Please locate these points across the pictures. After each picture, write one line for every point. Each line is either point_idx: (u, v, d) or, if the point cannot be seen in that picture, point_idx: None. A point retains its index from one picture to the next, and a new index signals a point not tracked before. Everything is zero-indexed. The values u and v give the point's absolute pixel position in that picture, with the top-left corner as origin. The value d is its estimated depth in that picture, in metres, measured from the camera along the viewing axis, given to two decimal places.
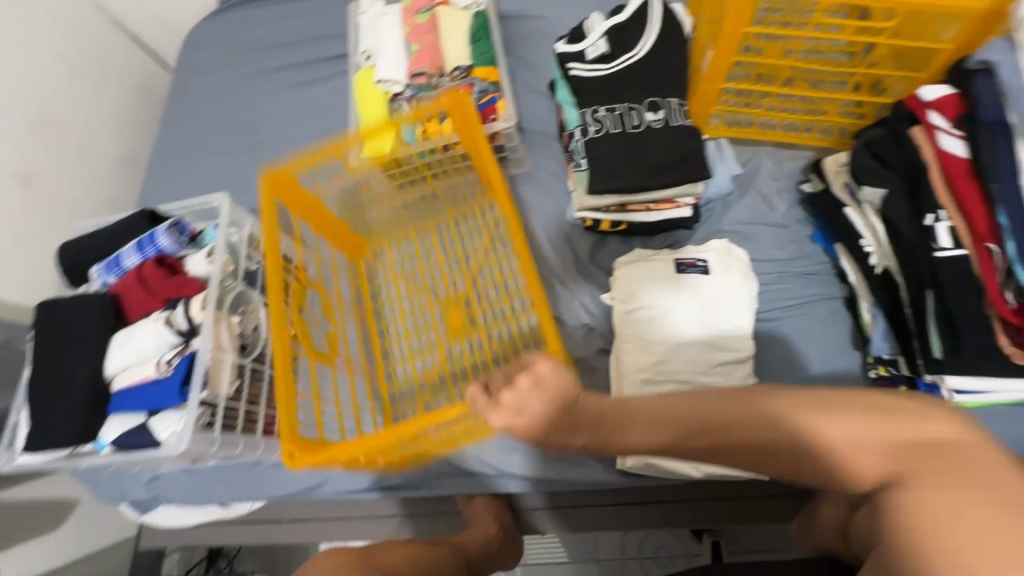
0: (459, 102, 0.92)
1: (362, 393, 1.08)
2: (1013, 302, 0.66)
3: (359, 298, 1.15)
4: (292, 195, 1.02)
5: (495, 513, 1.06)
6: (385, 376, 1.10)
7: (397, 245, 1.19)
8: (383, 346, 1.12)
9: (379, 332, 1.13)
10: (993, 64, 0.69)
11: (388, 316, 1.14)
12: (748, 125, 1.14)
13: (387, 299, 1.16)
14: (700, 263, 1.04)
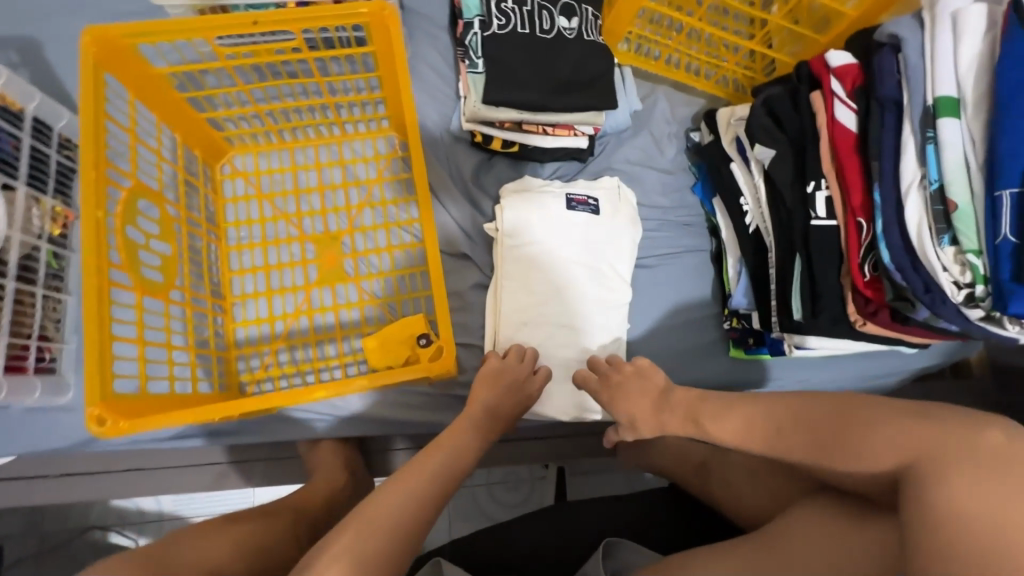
0: (384, 16, 0.73)
1: (195, 330, 0.88)
2: (867, 274, 0.72)
3: (201, 212, 0.92)
4: (125, 64, 0.73)
5: (343, 462, 0.92)
6: (229, 315, 0.91)
7: (262, 153, 0.97)
8: (229, 277, 0.93)
9: (226, 260, 0.93)
10: (901, 37, 0.69)
11: (239, 242, 0.94)
12: (654, 59, 1.07)
13: (237, 220, 0.95)
14: (592, 203, 0.97)
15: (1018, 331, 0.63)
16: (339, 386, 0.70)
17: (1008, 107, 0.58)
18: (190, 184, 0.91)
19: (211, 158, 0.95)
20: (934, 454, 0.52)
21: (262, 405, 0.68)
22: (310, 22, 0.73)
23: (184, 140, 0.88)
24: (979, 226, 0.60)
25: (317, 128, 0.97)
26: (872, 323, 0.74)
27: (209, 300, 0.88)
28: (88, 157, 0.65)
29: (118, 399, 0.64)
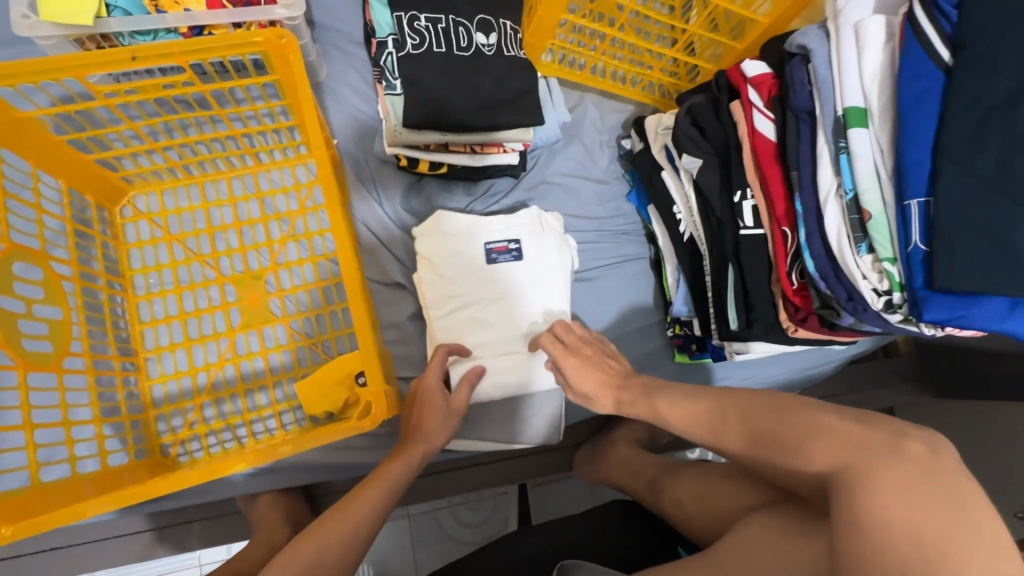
0: (281, 45, 0.68)
1: (105, 394, 0.81)
2: (795, 281, 0.73)
3: (105, 262, 0.85)
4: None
5: (284, 515, 0.87)
6: (143, 372, 0.84)
7: (168, 192, 0.90)
8: (141, 331, 0.85)
9: (135, 312, 0.85)
10: (810, 49, 0.70)
11: (148, 291, 0.86)
12: (579, 68, 1.05)
13: (144, 266, 0.87)
14: (513, 248, 0.94)
15: (936, 332, 0.65)
16: (258, 454, 0.68)
17: (910, 119, 0.59)
18: (86, 234, 0.84)
19: (108, 201, 0.86)
20: (858, 456, 0.47)
21: (171, 485, 0.65)
22: (197, 54, 0.66)
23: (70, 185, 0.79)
24: (892, 233, 0.62)
25: (227, 160, 0.90)
26: (803, 329, 0.76)
27: (116, 359, 0.81)
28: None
29: (2, 500, 0.59)
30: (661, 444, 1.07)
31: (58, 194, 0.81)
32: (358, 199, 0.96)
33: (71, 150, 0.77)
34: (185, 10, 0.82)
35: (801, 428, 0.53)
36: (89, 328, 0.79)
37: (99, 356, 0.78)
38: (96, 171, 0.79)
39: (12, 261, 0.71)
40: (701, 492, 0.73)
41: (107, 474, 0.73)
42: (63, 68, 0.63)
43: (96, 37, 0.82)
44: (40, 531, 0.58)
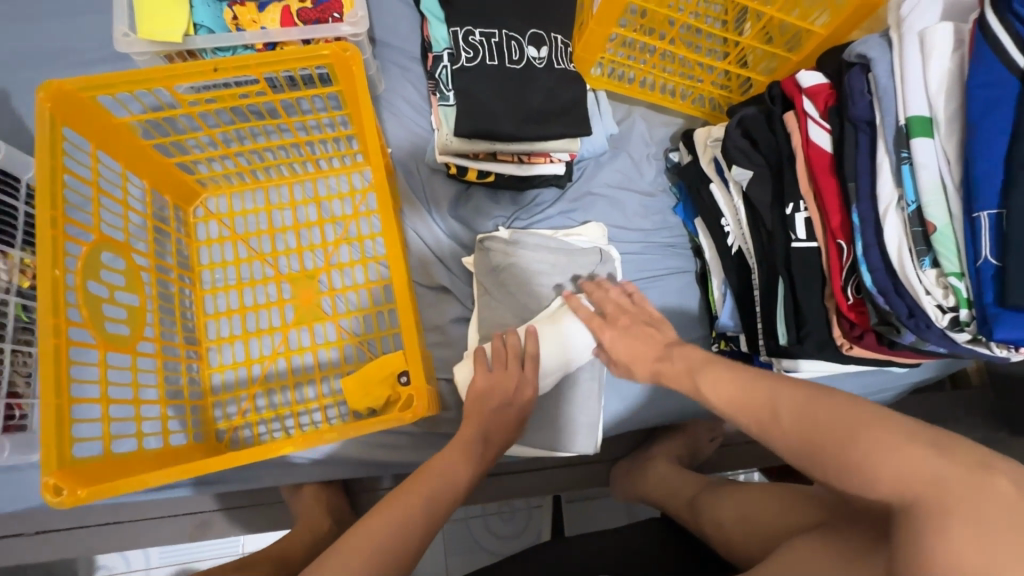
0: (346, 58, 0.72)
1: (171, 378, 0.86)
2: (851, 297, 0.70)
3: (180, 256, 0.92)
4: (86, 117, 0.72)
5: (327, 508, 0.91)
6: (205, 361, 0.89)
7: (237, 195, 0.96)
8: (205, 322, 0.91)
9: (201, 304, 0.91)
10: (870, 58, 0.68)
11: (214, 285, 0.92)
12: (628, 81, 1.06)
13: (211, 262, 0.94)
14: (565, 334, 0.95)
15: (1006, 353, 0.61)
16: (305, 437, 0.70)
17: (982, 128, 0.56)
18: (166, 230, 0.91)
19: (183, 202, 0.94)
20: (928, 488, 0.45)
21: (225, 464, 0.68)
22: (272, 66, 0.72)
23: (153, 186, 0.86)
24: (959, 246, 0.59)
25: (292, 166, 0.96)
26: (858, 347, 0.72)
27: (182, 347, 0.87)
28: (44, 214, 0.65)
29: (77, 465, 0.64)
30: (702, 462, 1.04)
31: (142, 193, 0.89)
32: (408, 205, 1.00)
33: (156, 154, 0.85)
34: (261, 28, 0.89)
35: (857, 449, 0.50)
36: (160, 317, 0.86)
37: (167, 343, 0.84)
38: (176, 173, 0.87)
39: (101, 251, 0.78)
40: (741, 512, 0.70)
41: (169, 450, 0.78)
42: (155, 78, 0.69)
43: (183, 53, 0.90)
44: (109, 496, 0.62)
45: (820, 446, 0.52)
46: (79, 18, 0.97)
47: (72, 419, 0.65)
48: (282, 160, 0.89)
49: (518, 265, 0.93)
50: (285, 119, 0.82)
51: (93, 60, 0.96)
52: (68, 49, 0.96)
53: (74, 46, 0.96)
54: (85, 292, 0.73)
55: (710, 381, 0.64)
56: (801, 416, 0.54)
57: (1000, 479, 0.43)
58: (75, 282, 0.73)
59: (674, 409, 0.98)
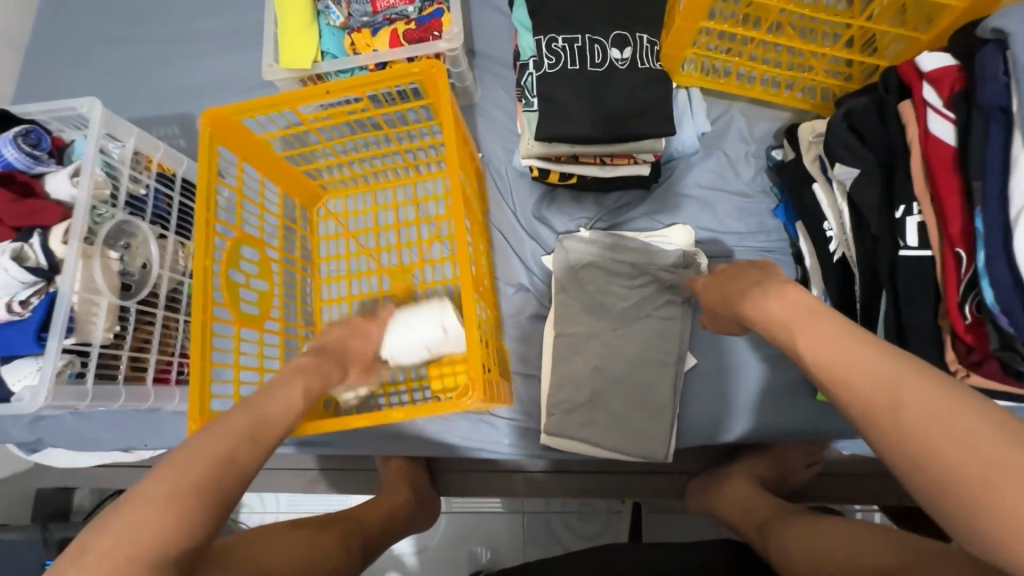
0: (432, 73, 0.81)
1: (293, 355, 1.02)
2: (969, 316, 0.61)
3: (303, 251, 1.08)
4: (232, 136, 0.88)
5: (409, 479, 1.01)
6: (318, 342, 1.04)
7: (348, 200, 1.10)
8: (320, 308, 1.06)
9: (317, 292, 1.06)
10: (1009, 34, 0.58)
11: (329, 276, 1.07)
12: (725, 75, 1.00)
13: (328, 256, 1.08)
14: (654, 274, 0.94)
15: None
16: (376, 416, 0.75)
17: None
18: (292, 230, 1.07)
19: (309, 203, 1.10)
20: None
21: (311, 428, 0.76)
22: (371, 87, 0.83)
23: (285, 190, 1.03)
24: None
25: (394, 171, 1.08)
26: (977, 375, 0.63)
27: (299, 327, 1.02)
28: (200, 218, 0.82)
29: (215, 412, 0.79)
30: (794, 489, 0.95)
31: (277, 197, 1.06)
32: (495, 205, 1.07)
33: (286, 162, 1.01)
34: (373, 51, 1.01)
35: None
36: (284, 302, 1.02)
37: (288, 324, 1.00)
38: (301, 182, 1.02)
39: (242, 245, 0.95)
40: (812, 544, 0.64)
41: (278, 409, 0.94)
42: (281, 104, 0.83)
43: (313, 77, 1.06)
44: None
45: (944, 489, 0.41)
46: (243, 53, 1.19)
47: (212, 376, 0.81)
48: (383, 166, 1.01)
49: (596, 264, 0.95)
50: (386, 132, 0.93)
51: (252, 86, 1.17)
52: (233, 79, 1.18)
53: (238, 77, 1.18)
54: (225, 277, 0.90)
55: (811, 338, 0.55)
56: (929, 427, 0.43)
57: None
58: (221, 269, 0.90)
59: (760, 427, 0.91)
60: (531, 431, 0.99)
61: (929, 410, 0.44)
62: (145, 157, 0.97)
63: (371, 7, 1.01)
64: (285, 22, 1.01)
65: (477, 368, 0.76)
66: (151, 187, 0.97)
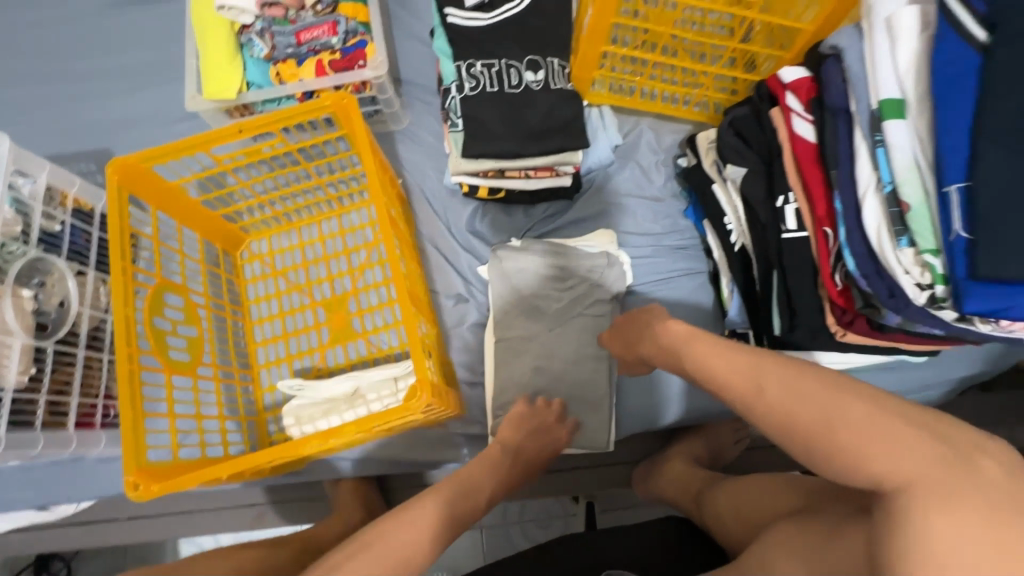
0: (344, 104, 0.84)
1: (230, 399, 0.99)
2: (839, 283, 0.70)
3: (232, 295, 1.06)
4: (144, 183, 0.85)
5: (362, 499, 1.00)
6: (256, 383, 1.01)
7: (274, 237, 1.10)
8: (255, 349, 1.04)
9: (250, 333, 1.04)
10: (841, 48, 0.69)
11: (261, 316, 1.05)
12: (630, 94, 1.10)
13: (257, 296, 1.07)
14: (586, 277, 1.00)
15: (992, 329, 0.59)
16: (328, 436, 0.75)
17: (944, 104, 0.57)
18: (219, 276, 1.05)
19: (231, 246, 1.08)
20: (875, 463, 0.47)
21: (272, 455, 0.74)
22: (285, 121, 0.85)
23: (205, 235, 1.01)
24: (934, 223, 0.58)
25: (318, 207, 1.09)
26: (851, 332, 0.72)
27: (237, 371, 0.99)
28: (117, 266, 0.76)
29: (153, 467, 0.70)
30: (728, 464, 1.03)
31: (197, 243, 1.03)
32: (429, 225, 1.11)
33: (201, 206, 0.98)
34: (299, 80, 1.04)
35: (811, 426, 0.53)
36: (217, 347, 0.99)
37: (223, 368, 0.97)
38: (221, 225, 1.01)
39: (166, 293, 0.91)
40: (740, 501, 0.70)
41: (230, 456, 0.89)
42: (194, 146, 0.83)
43: (239, 107, 1.07)
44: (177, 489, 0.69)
45: (823, 432, 0.51)
46: (163, 87, 1.18)
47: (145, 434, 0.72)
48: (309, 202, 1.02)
49: (530, 271, 1.00)
50: (305, 166, 0.95)
51: (175, 119, 1.16)
52: (153, 112, 1.17)
53: (160, 110, 1.17)
54: (151, 326, 0.79)
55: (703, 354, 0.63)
56: (785, 399, 0.54)
57: (988, 462, 0.47)
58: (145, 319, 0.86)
59: (690, 409, 0.99)
60: (480, 437, 1.02)
61: (787, 387, 0.55)
62: (60, 191, 0.94)
63: (295, 39, 1.05)
64: (206, 55, 1.03)
65: (423, 377, 0.76)
66: (66, 223, 0.93)
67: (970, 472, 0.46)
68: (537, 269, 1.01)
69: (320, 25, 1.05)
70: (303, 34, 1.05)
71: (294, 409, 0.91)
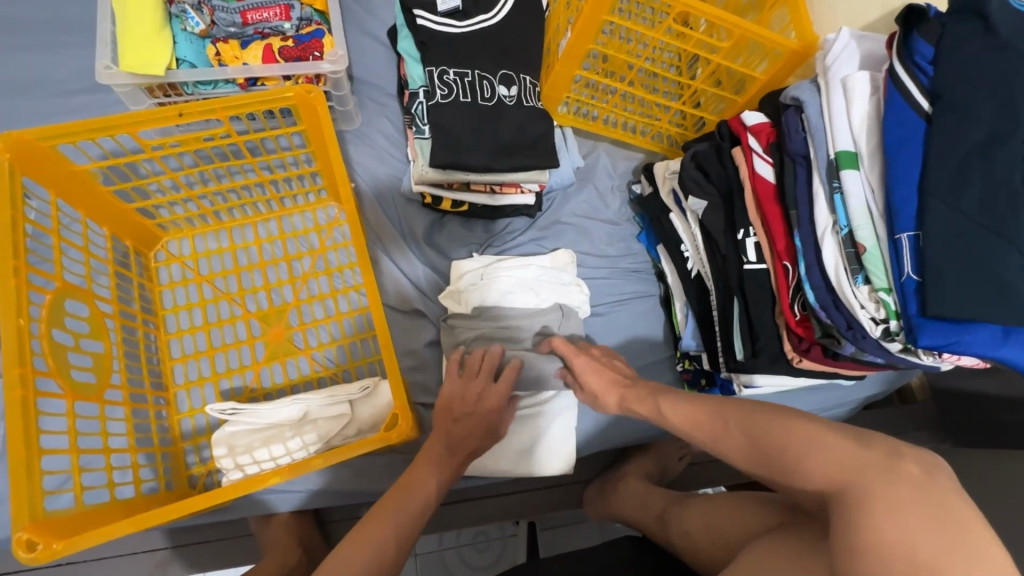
0: (310, 99, 0.76)
1: (138, 427, 0.83)
2: (798, 313, 0.78)
3: (145, 303, 0.91)
4: (44, 164, 0.70)
5: (297, 534, 0.90)
6: (173, 406, 0.87)
7: (199, 237, 0.96)
8: (171, 366, 0.89)
9: (165, 349, 0.90)
10: (803, 100, 0.76)
11: (179, 328, 0.91)
12: (592, 119, 1.14)
13: (176, 305, 0.92)
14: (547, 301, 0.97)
15: (932, 359, 0.69)
16: (293, 467, 0.69)
17: (897, 162, 0.64)
18: (131, 279, 0.89)
19: (144, 245, 0.92)
20: (859, 483, 0.50)
21: (211, 500, 0.66)
22: (237, 110, 0.75)
23: (114, 231, 0.85)
24: (886, 265, 0.66)
25: (255, 206, 0.96)
26: (807, 359, 0.80)
27: (149, 393, 0.85)
28: (6, 264, 0.63)
29: (51, 518, 0.60)
30: (673, 481, 1.06)
31: (102, 240, 0.88)
32: (384, 235, 1.04)
33: (114, 197, 0.83)
34: (243, 64, 0.93)
35: (797, 450, 0.56)
36: (125, 365, 0.83)
37: (135, 390, 0.82)
38: (137, 220, 0.86)
39: (64, 299, 0.75)
40: (709, 521, 0.77)
41: (144, 500, 0.75)
42: (119, 129, 0.70)
43: (164, 86, 0.93)
44: (91, 543, 0.59)
45: (766, 452, 0.59)
46: (55, 50, 0.99)
47: (41, 471, 0.62)
48: (247, 199, 0.90)
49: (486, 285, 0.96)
50: (252, 160, 0.84)
51: (73, 91, 0.98)
52: (43, 79, 0.97)
53: (51, 78, 0.97)
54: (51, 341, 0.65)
55: (672, 414, 0.72)
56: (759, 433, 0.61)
57: (911, 466, 0.50)
58: (39, 330, 0.70)
59: (645, 430, 1.00)
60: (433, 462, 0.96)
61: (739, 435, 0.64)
62: None
63: (240, 18, 0.94)
64: (128, 22, 0.88)
65: (404, 407, 0.73)
66: None
67: (919, 479, 0.48)
68: (499, 285, 0.96)
69: (274, 7, 0.94)
70: (250, 14, 0.94)
71: (225, 437, 0.80)
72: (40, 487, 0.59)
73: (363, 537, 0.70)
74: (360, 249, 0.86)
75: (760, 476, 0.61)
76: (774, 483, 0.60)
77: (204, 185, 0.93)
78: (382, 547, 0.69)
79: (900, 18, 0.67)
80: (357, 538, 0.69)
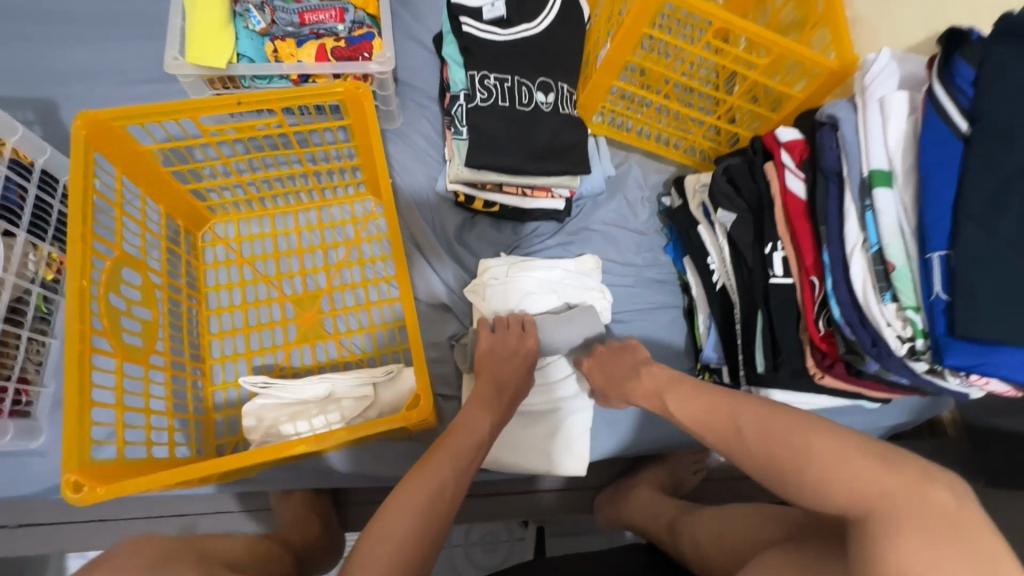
0: (358, 94, 0.80)
1: (175, 394, 0.88)
2: (822, 329, 0.77)
3: (191, 278, 0.96)
4: (114, 142, 0.76)
5: (314, 511, 0.93)
6: (208, 377, 0.92)
7: (244, 221, 1.01)
8: (209, 340, 0.94)
9: (205, 323, 0.95)
10: (838, 118, 0.77)
11: (219, 305, 0.96)
12: (625, 130, 1.16)
13: (218, 283, 0.97)
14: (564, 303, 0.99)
15: (959, 382, 0.68)
16: (318, 438, 0.71)
17: (932, 182, 0.64)
18: (180, 255, 0.95)
19: (193, 225, 0.98)
20: (878, 503, 0.50)
21: (239, 462, 0.70)
22: (290, 101, 0.80)
23: (168, 209, 0.91)
24: (916, 284, 0.66)
25: (298, 195, 1.01)
26: (830, 375, 0.79)
27: (188, 362, 0.90)
28: (76, 229, 0.69)
29: (95, 466, 0.64)
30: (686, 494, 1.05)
31: (157, 217, 0.94)
32: (416, 230, 1.07)
33: (171, 178, 0.89)
34: (297, 61, 0.99)
35: (813, 464, 0.56)
36: (169, 334, 0.89)
37: (175, 358, 0.87)
38: (189, 200, 0.92)
39: (120, 267, 0.81)
40: (720, 532, 0.76)
41: (176, 461, 0.80)
42: (183, 112, 0.76)
43: (224, 79, 1.00)
44: (129, 491, 0.62)
45: (782, 463, 0.59)
46: (128, 41, 1.07)
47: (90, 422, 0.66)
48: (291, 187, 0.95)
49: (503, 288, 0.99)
50: (299, 150, 0.89)
51: (140, 80, 1.05)
52: (114, 68, 1.05)
53: (122, 67, 1.05)
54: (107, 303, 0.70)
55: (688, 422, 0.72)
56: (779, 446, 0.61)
57: (936, 491, 0.49)
58: (97, 293, 0.76)
59: (660, 440, 1.00)
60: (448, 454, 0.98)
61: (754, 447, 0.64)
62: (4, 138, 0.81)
63: (297, 18, 1.00)
64: (196, 18, 0.95)
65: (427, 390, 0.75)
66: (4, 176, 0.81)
67: (942, 505, 0.47)
68: (517, 288, 0.99)
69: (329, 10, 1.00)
70: (307, 15, 1.00)
71: (255, 410, 0.84)
72: (87, 439, 0.64)
73: (408, 500, 0.69)
74: (393, 239, 0.90)
75: (774, 487, 0.60)
76: (789, 495, 0.59)
77: (252, 172, 0.99)
78: (425, 503, 0.69)
79: (941, 41, 0.67)
80: (399, 502, 0.68)
